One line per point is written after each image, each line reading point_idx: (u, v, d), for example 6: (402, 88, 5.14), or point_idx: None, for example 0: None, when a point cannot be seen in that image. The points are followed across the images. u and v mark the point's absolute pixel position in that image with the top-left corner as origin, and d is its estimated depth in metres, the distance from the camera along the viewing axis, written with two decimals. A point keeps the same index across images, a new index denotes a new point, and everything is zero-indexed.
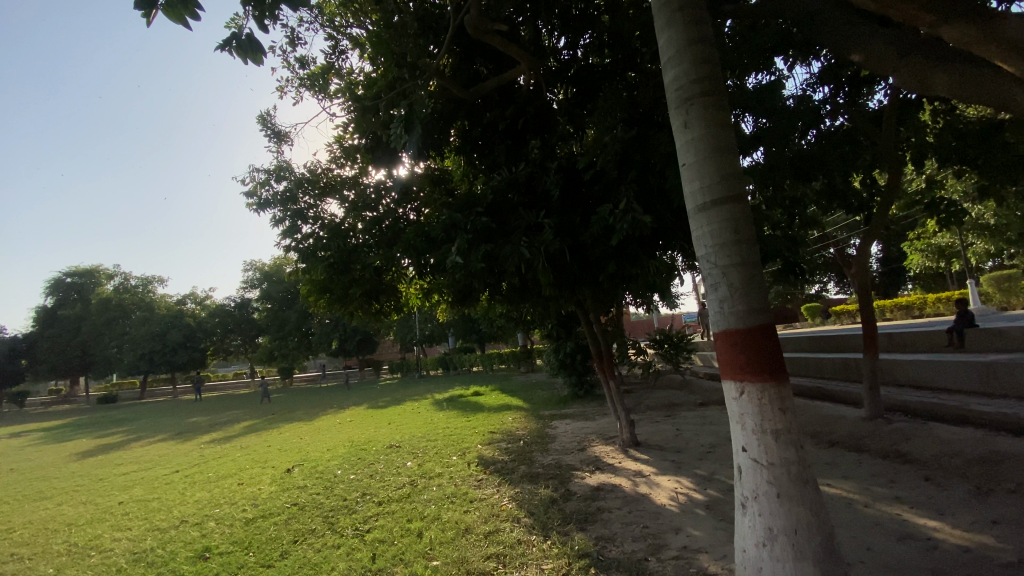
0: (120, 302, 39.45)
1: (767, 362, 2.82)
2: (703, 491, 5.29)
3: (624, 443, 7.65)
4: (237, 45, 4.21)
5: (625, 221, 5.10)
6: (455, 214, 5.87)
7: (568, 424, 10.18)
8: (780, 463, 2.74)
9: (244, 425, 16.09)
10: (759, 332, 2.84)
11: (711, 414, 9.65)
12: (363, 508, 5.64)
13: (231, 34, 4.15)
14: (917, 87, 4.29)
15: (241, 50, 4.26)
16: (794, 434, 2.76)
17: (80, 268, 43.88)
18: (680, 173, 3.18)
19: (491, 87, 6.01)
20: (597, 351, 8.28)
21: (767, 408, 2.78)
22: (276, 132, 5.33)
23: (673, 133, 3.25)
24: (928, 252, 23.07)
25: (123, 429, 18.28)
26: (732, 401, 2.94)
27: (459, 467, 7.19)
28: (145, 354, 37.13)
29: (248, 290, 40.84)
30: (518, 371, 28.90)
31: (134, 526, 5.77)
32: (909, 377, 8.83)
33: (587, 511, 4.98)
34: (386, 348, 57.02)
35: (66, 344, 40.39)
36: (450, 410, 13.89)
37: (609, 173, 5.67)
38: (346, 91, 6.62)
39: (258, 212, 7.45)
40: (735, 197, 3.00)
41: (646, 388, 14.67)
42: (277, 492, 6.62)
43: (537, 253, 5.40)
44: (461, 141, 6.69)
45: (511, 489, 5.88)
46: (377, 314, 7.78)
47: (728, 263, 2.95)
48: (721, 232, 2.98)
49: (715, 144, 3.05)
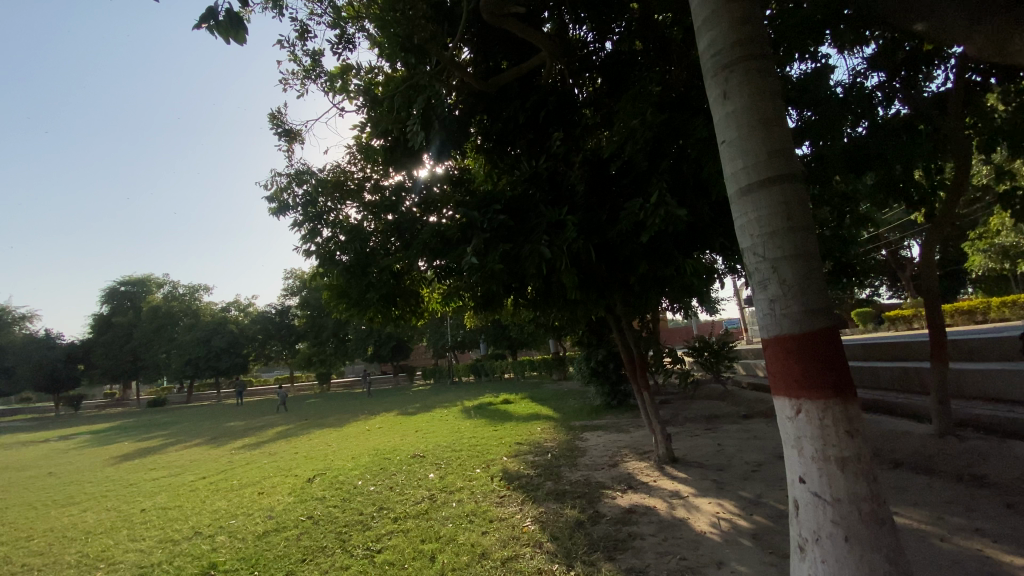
0: (168, 310, 41.24)
1: (830, 374, 2.32)
2: (748, 517, 4.72)
3: (659, 459, 7.09)
4: (218, 24, 4.08)
5: (657, 215, 4.67)
6: (472, 212, 5.53)
7: (600, 436, 9.67)
8: (849, 499, 2.24)
9: (277, 430, 16.20)
10: (821, 338, 2.36)
11: (755, 428, 8.95)
12: (378, 525, 5.32)
13: (211, 12, 4.01)
14: (996, 53, 3.68)
15: (221, 30, 4.12)
16: (865, 463, 2.26)
17: (134, 278, 46.28)
18: (718, 152, 2.74)
19: (510, 78, 5.67)
20: (629, 359, 7.79)
21: (831, 432, 2.29)
22: (287, 131, 5.15)
23: (710, 107, 2.81)
24: (993, 253, 21.39)
25: (165, 433, 18.82)
26: (786, 421, 2.45)
27: (482, 481, 6.81)
28: (190, 360, 38.56)
29: (288, 297, 41.89)
30: (550, 378, 28.37)
31: (150, 537, 5.68)
32: (981, 388, 7.93)
33: (616, 537, 4.50)
34: (419, 355, 57.39)
35: (119, 350, 42.29)
36: (478, 419, 13.58)
37: (639, 164, 5.21)
38: (365, 91, 6.42)
39: (279, 216, 7.28)
40: (785, 176, 2.53)
41: (683, 399, 13.94)
42: (294, 503, 6.41)
43: (560, 253, 4.98)
44: (483, 138, 6.38)
45: (535, 508, 5.45)
46: (398, 321, 7.37)
47: (778, 255, 2.47)
48: (770, 218, 2.51)
49: (761, 116, 2.59)
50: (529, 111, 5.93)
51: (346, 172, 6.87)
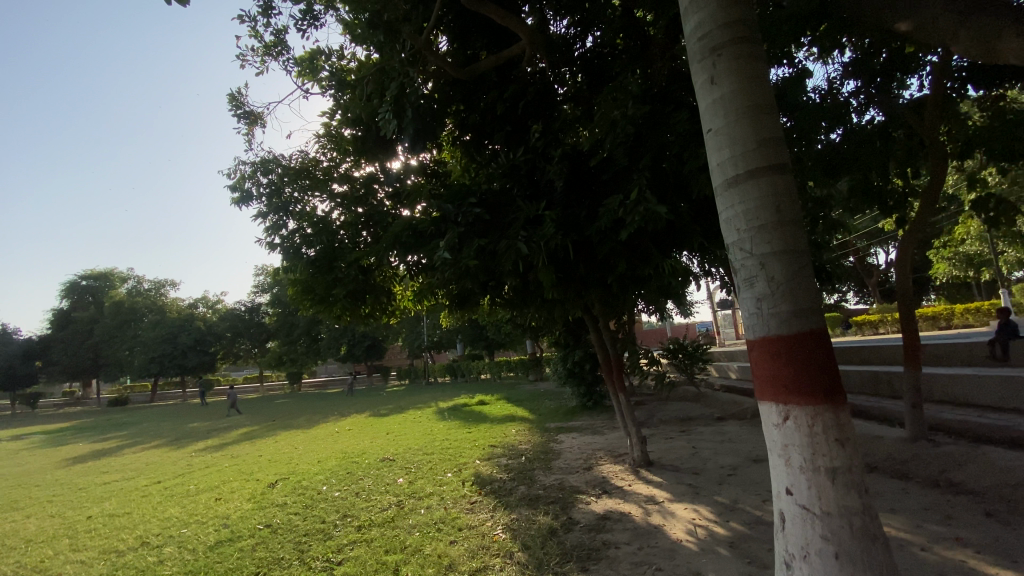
0: (132, 305, 39.71)
1: (820, 379, 2.17)
2: (725, 524, 4.59)
3: (635, 462, 6.96)
4: None
5: (637, 212, 4.51)
6: (446, 205, 5.28)
7: (575, 438, 9.50)
8: (840, 513, 2.09)
9: (241, 431, 15.57)
10: (810, 341, 2.21)
11: (730, 430, 8.91)
12: (341, 534, 5.03)
13: None
14: (985, 56, 3.60)
15: None
16: (856, 474, 2.12)
17: (96, 271, 44.49)
18: (704, 141, 2.57)
19: (487, 67, 5.45)
20: (606, 360, 7.62)
21: (821, 441, 2.14)
22: (247, 112, 4.82)
23: (696, 93, 2.64)
24: (956, 261, 22.16)
25: (123, 434, 17.98)
26: (772, 429, 2.30)
27: (453, 486, 6.56)
28: (154, 357, 37.14)
29: (258, 294, 40.68)
30: (526, 379, 28.23)
31: (91, 548, 5.26)
32: (949, 393, 8.04)
33: (590, 546, 4.31)
34: (395, 355, 56.67)
35: (78, 347, 40.48)
36: (452, 420, 13.29)
37: (618, 159, 5.05)
38: (337, 79, 6.13)
39: (241, 206, 6.89)
40: (775, 167, 2.37)
41: (658, 401, 13.92)
42: (251, 511, 6.04)
43: (537, 249, 4.78)
44: (459, 131, 6.14)
45: (506, 515, 5.22)
46: (367, 318, 7.09)
47: (766, 251, 2.31)
48: (759, 211, 2.34)
49: (750, 103, 2.43)
50: (507, 102, 5.71)
51: (314, 161, 6.57)
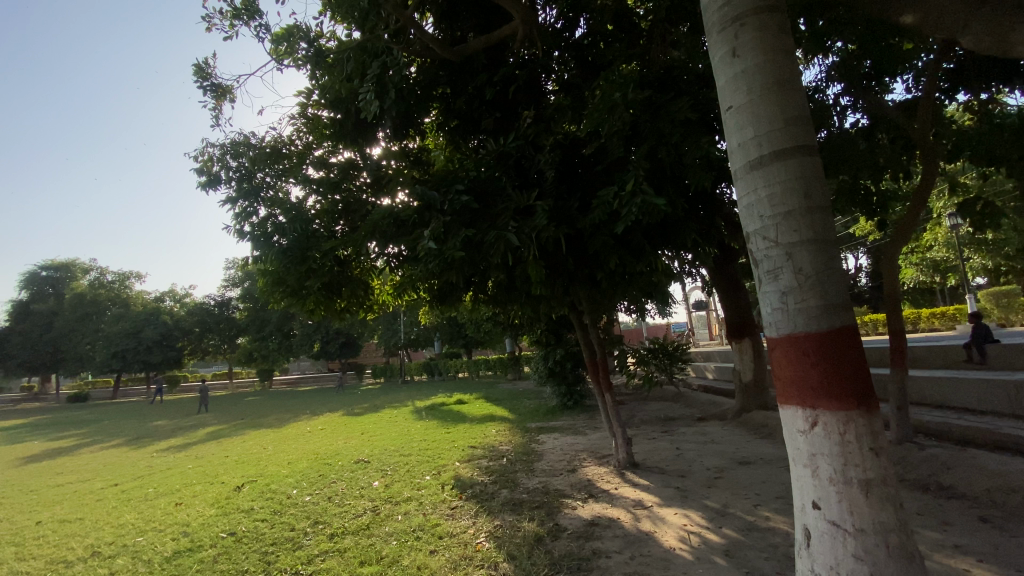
0: (94, 298, 38.00)
1: (853, 382, 1.97)
2: (718, 530, 4.40)
3: (620, 465, 6.76)
4: None
5: (634, 205, 4.29)
6: (430, 191, 4.94)
7: (557, 439, 9.26)
8: (873, 530, 1.92)
9: (207, 431, 14.87)
10: (843, 339, 2.00)
11: (712, 431, 8.81)
12: (312, 543, 4.69)
13: None
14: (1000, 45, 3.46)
15: None
16: (890, 487, 1.95)
17: (56, 262, 42.47)
18: (724, 119, 2.35)
19: (476, 49, 5.12)
20: (591, 360, 7.38)
21: (854, 451, 1.95)
22: (215, 85, 4.42)
23: (713, 68, 2.41)
24: (923, 267, 22.90)
25: (81, 432, 17.06)
26: (796, 436, 2.10)
27: (432, 490, 6.26)
28: (117, 352, 35.58)
29: (229, 288, 39.38)
30: (504, 378, 27.99)
31: (36, 557, 4.79)
32: (928, 395, 8.10)
33: (579, 555, 4.07)
34: (370, 352, 55.85)
35: (34, 340, 38.62)
36: (429, 420, 12.93)
37: (613, 150, 4.82)
38: (315, 56, 5.76)
39: (208, 191, 6.44)
40: (802, 149, 2.15)
41: (637, 401, 13.83)
42: (216, 516, 5.62)
43: (527, 241, 4.52)
44: (443, 116, 5.84)
45: (490, 522, 4.96)
46: (342, 313, 6.72)
47: (793, 240, 2.09)
48: (785, 196, 2.13)
49: (776, 77, 2.21)
50: (496, 87, 5.42)
51: (288, 143, 6.21)
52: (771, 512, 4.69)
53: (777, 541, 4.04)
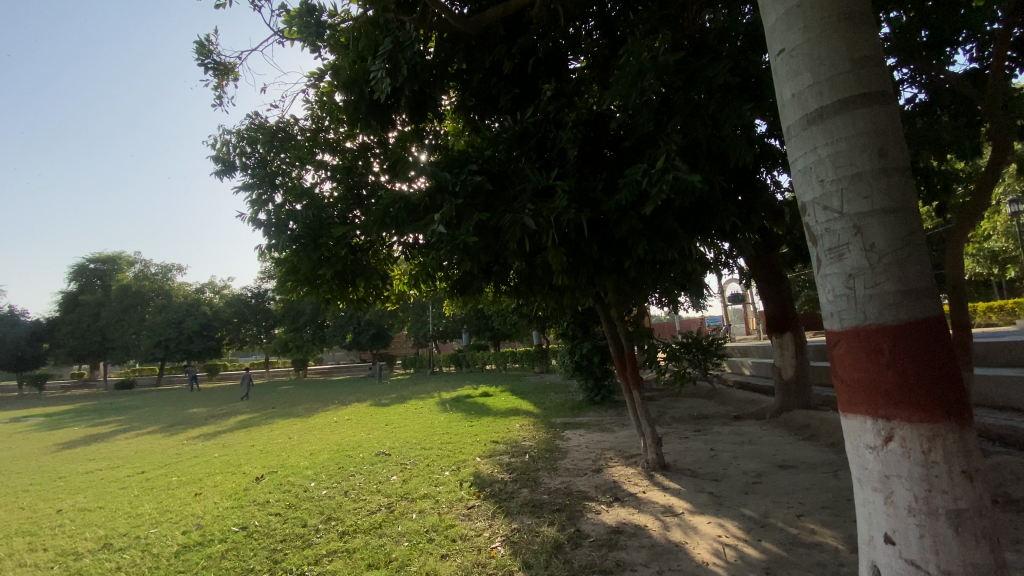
0: (139, 290, 39.60)
1: (942, 388, 1.56)
2: (756, 544, 3.98)
3: (648, 466, 6.35)
4: None
5: (665, 182, 3.88)
6: (443, 172, 4.63)
7: (583, 435, 8.89)
8: (965, 575, 1.52)
9: (239, 419, 15.12)
10: (927, 333, 1.59)
11: (750, 431, 8.27)
12: (321, 542, 4.50)
13: None
14: None
15: None
16: (986, 519, 1.55)
17: (104, 255, 44.40)
18: (774, 66, 1.95)
19: (493, 17, 4.70)
20: (619, 354, 6.94)
21: (941, 474, 1.55)
22: (216, 63, 4.26)
23: (761, 7, 2.02)
24: (980, 257, 21.33)
25: (122, 418, 17.66)
26: (863, 453, 1.70)
27: (450, 487, 6.01)
28: (161, 341, 37.02)
29: (265, 280, 40.39)
30: (531, 371, 27.67)
31: (51, 548, 4.78)
32: (991, 396, 7.35)
33: (601, 567, 3.73)
34: (400, 344, 56.51)
35: (85, 330, 40.60)
36: (454, 413, 12.78)
37: (642, 124, 4.41)
38: (328, 35, 5.54)
39: (225, 178, 6.30)
40: (876, 96, 1.74)
41: (668, 398, 13.27)
42: (230, 509, 5.53)
43: (546, 225, 4.16)
44: (461, 95, 5.53)
45: (506, 525, 4.68)
46: (359, 303, 6.52)
47: (863, 209, 1.69)
48: (852, 155, 1.72)
49: (842, 10, 1.80)
50: (515, 60, 5.06)
51: (303, 128, 6.00)
52: (817, 525, 4.23)
53: (824, 559, 3.60)
